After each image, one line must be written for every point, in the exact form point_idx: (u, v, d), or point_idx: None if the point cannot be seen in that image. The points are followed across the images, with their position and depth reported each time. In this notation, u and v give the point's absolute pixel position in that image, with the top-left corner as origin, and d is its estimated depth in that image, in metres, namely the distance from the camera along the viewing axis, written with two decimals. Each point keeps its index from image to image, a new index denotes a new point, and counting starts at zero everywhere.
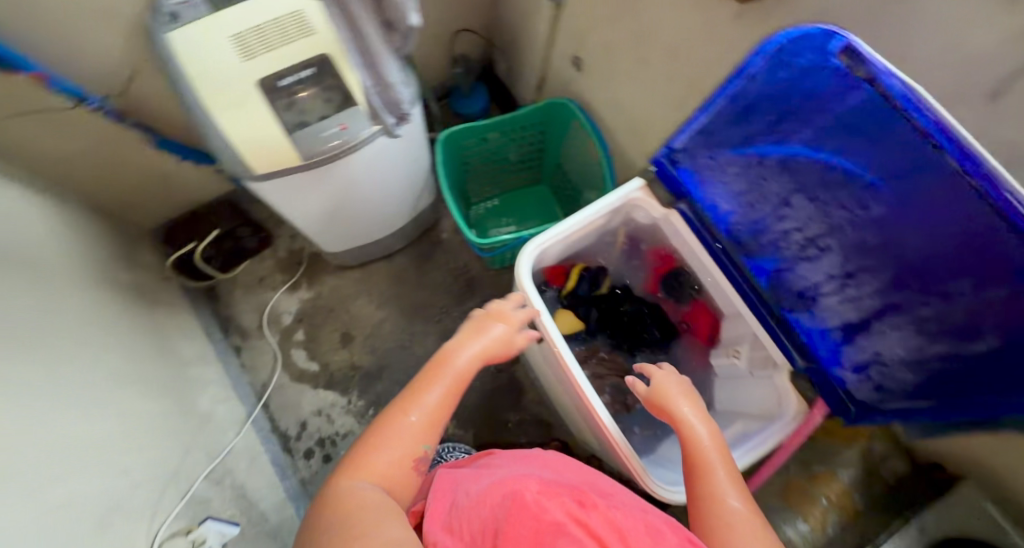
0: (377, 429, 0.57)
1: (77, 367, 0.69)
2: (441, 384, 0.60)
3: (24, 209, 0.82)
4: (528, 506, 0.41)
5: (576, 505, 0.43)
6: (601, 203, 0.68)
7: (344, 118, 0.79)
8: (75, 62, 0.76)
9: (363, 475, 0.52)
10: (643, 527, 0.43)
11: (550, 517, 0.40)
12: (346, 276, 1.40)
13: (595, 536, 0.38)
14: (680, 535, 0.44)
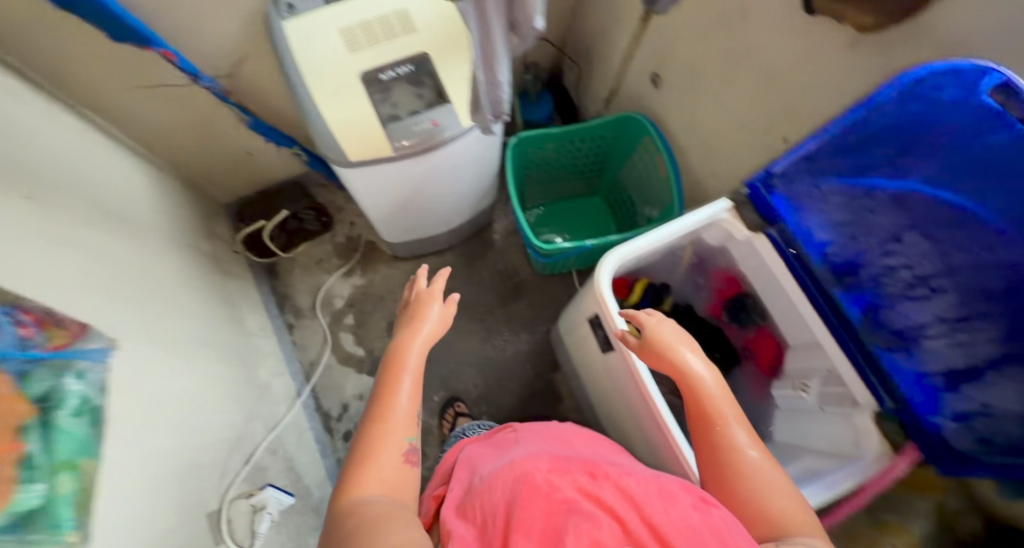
0: (365, 445, 0.59)
1: (164, 328, 0.73)
2: (405, 378, 0.66)
3: (129, 175, 0.87)
4: (539, 486, 0.43)
5: (586, 480, 0.45)
6: (685, 222, 0.68)
7: (437, 114, 0.80)
8: (193, 42, 0.81)
9: (366, 488, 0.54)
10: (656, 490, 0.43)
11: (562, 495, 0.42)
12: (398, 266, 1.43)
13: (606, 508, 0.40)
14: (692, 494, 0.43)
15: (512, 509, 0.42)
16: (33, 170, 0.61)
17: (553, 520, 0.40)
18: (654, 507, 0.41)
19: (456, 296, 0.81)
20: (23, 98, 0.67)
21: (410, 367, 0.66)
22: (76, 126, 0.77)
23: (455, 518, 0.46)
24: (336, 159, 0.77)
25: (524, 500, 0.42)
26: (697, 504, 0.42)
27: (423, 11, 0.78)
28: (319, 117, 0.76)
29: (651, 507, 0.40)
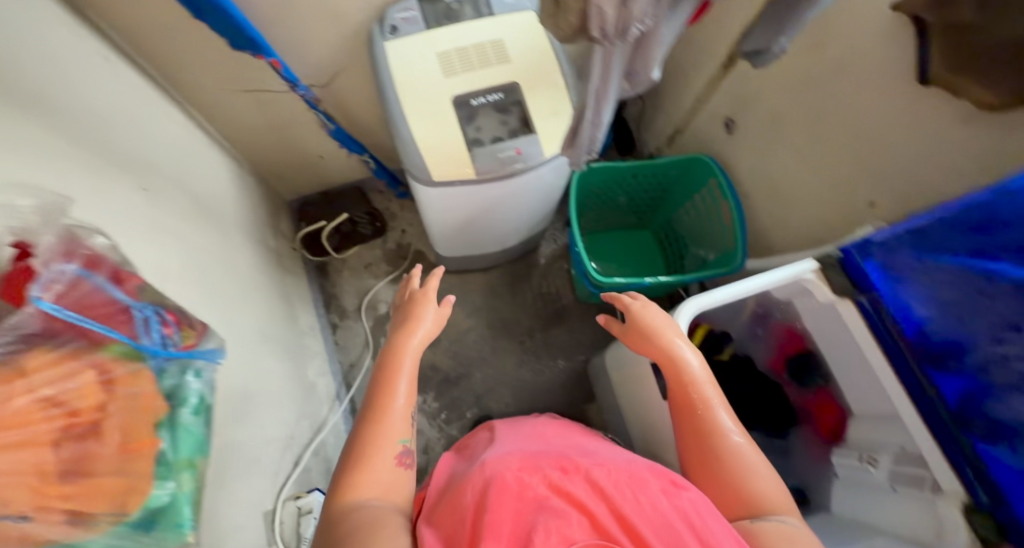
0: (364, 448, 0.61)
1: (239, 320, 0.77)
2: (401, 378, 0.69)
3: (219, 170, 0.91)
4: (508, 487, 0.47)
5: (556, 475, 0.50)
6: (768, 277, 0.66)
7: (521, 143, 0.80)
8: (297, 52, 0.84)
9: (362, 492, 0.57)
10: (626, 479, 0.50)
11: (532, 494, 0.47)
12: (444, 279, 1.45)
13: (576, 503, 0.46)
14: (662, 479, 0.51)
15: (482, 512, 0.45)
16: (147, 163, 0.64)
17: (523, 520, 0.43)
18: (624, 496, 0.47)
19: (451, 297, 0.84)
20: (145, 95, 0.72)
21: (408, 369, 0.69)
22: (180, 121, 0.81)
23: (426, 528, 0.48)
24: (420, 178, 0.79)
25: (494, 500, 0.46)
26: (667, 489, 0.49)
27: (518, 43, 0.81)
28: (409, 136, 0.78)
29: (622, 496, 0.47)
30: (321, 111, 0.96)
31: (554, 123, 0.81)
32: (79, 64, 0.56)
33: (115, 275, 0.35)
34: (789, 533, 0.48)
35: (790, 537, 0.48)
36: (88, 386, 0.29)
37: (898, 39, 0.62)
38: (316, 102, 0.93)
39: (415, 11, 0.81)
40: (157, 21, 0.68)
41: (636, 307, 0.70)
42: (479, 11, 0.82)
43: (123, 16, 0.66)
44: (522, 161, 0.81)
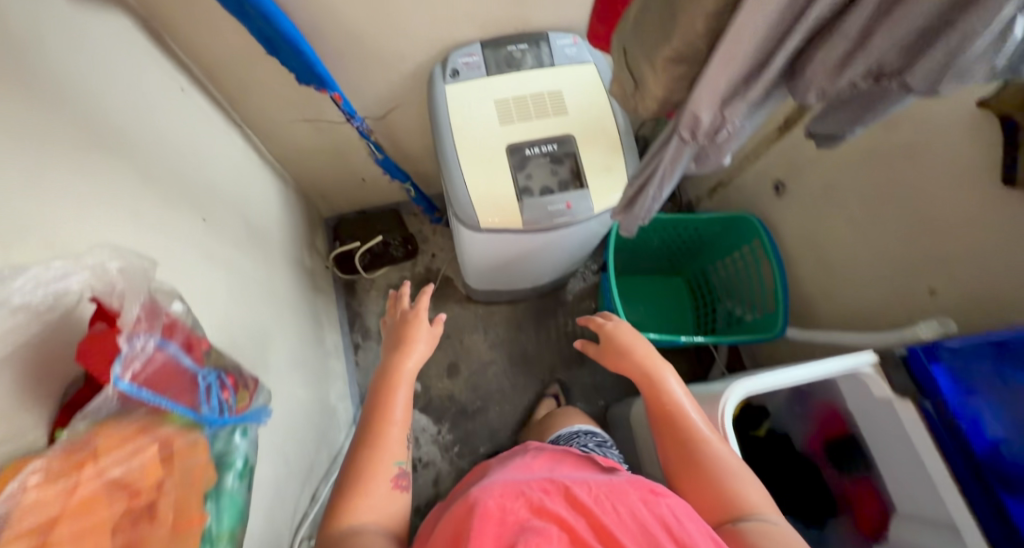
0: (359, 472, 0.60)
1: (274, 353, 0.78)
2: (397, 399, 0.69)
3: (268, 192, 0.93)
4: (491, 514, 0.42)
5: (537, 494, 0.45)
6: (825, 366, 0.63)
7: (572, 197, 0.80)
8: (357, 87, 0.86)
9: (358, 516, 0.55)
10: (605, 489, 0.47)
11: (513, 518, 0.42)
12: (469, 308, 1.45)
13: (555, 519, 0.42)
14: (640, 487, 0.48)
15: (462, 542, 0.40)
16: (206, 191, 0.65)
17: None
18: (602, 505, 0.44)
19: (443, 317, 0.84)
20: (212, 121, 0.74)
21: (403, 388, 0.69)
22: (240, 146, 0.83)
23: None
24: (466, 222, 0.79)
25: (476, 530, 0.40)
26: (646, 497, 0.46)
27: (576, 96, 0.82)
28: (460, 180, 0.78)
29: (600, 505, 0.44)
30: (372, 142, 0.96)
31: (606, 179, 0.80)
32: (154, 97, 0.58)
33: (189, 340, 0.36)
34: (770, 531, 0.46)
35: (771, 535, 0.46)
36: (149, 464, 0.28)
37: (981, 134, 0.59)
38: (369, 133, 0.94)
39: (477, 56, 0.82)
40: (232, 53, 0.70)
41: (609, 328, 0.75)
42: (539, 61, 0.83)
43: (202, 48, 0.68)
44: (569, 217, 0.80)
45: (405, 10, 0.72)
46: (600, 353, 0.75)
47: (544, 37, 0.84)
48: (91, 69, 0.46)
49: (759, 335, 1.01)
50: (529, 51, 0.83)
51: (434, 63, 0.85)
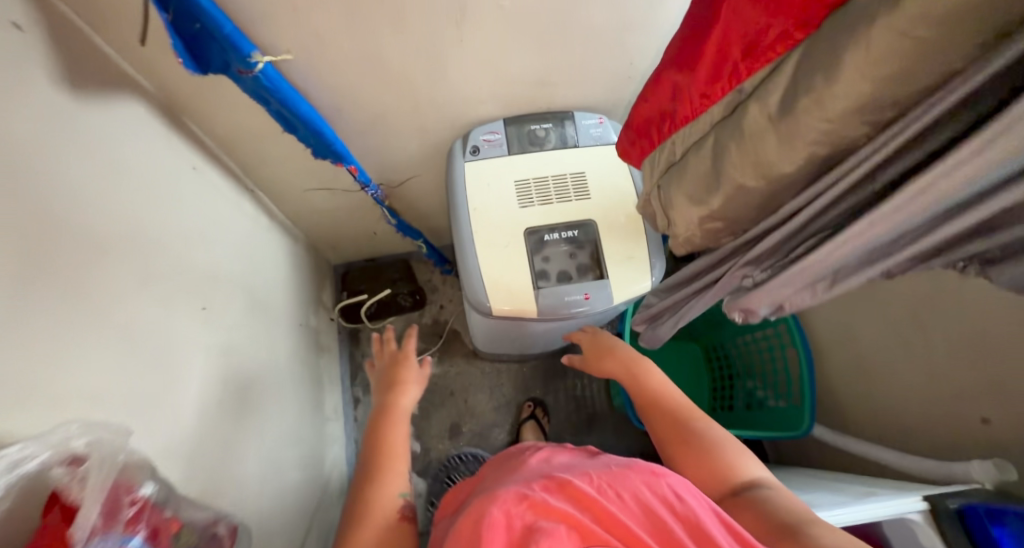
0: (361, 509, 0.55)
1: (271, 439, 0.78)
2: (397, 431, 0.67)
3: (276, 254, 0.90)
4: (495, 520, 0.38)
5: (540, 494, 0.41)
6: (874, 509, 0.56)
7: (590, 287, 0.76)
8: (375, 157, 0.84)
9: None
10: (606, 478, 0.44)
11: (521, 522, 0.38)
12: (475, 364, 1.40)
13: (562, 515, 0.39)
14: (641, 470, 0.45)
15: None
16: (206, 273, 0.63)
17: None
18: (606, 495, 0.42)
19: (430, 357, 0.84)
20: (224, 195, 0.72)
21: (399, 420, 0.69)
22: (249, 212, 0.81)
23: None
24: (477, 305, 0.75)
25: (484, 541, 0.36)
26: (648, 480, 0.43)
27: (600, 180, 0.79)
28: (474, 264, 0.75)
29: (604, 495, 0.41)
30: (386, 206, 0.94)
31: (628, 269, 0.76)
32: (161, 181, 0.56)
33: (155, 527, 0.34)
34: (785, 497, 0.45)
35: (785, 499, 0.45)
36: None
37: None
38: (383, 199, 0.91)
39: (500, 134, 0.79)
40: (250, 128, 0.69)
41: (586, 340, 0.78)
42: (563, 140, 0.80)
43: (219, 125, 0.67)
44: (586, 307, 0.76)
45: (428, 92, 0.69)
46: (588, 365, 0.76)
47: (569, 116, 0.81)
48: (97, 174, 0.44)
49: (784, 431, 0.95)
50: (553, 130, 0.80)
51: (454, 137, 0.83)
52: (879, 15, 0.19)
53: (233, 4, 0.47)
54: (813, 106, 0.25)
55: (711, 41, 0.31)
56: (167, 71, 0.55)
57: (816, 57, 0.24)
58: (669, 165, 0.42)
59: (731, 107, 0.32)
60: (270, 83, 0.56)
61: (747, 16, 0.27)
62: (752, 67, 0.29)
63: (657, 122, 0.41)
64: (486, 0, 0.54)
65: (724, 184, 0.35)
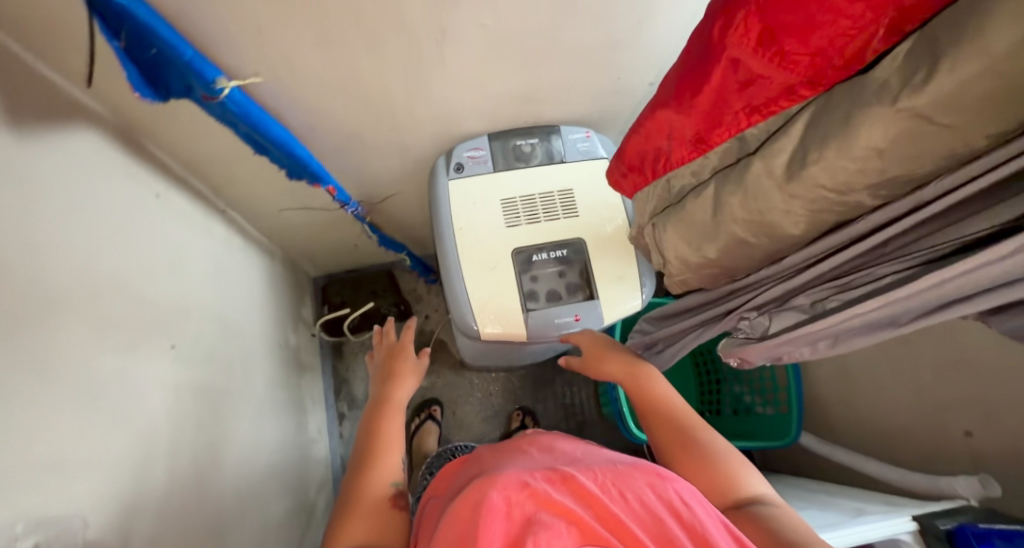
0: (354, 495, 0.53)
1: (250, 471, 0.74)
2: (392, 420, 0.65)
3: (251, 275, 0.85)
4: (494, 507, 0.35)
5: (542, 484, 0.37)
6: (868, 528, 0.56)
7: (581, 308, 0.75)
8: (354, 175, 0.80)
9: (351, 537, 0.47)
10: (611, 474, 0.40)
11: (520, 512, 0.35)
12: (463, 375, 1.37)
13: (564, 511, 0.35)
14: (646, 470, 0.41)
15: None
16: (174, 308, 0.59)
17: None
18: (611, 493, 0.38)
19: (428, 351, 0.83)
20: (192, 220, 0.67)
21: (394, 410, 0.67)
22: (221, 235, 0.76)
23: None
24: (466, 329, 0.74)
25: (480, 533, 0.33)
26: (654, 483, 0.39)
27: (588, 197, 0.77)
28: (461, 287, 0.74)
29: (609, 493, 0.38)
30: (367, 222, 0.91)
31: (617, 288, 0.76)
32: (119, 214, 0.51)
33: None
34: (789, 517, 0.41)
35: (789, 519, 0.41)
36: None
37: None
38: (364, 216, 0.88)
39: (484, 150, 0.77)
40: (219, 151, 0.65)
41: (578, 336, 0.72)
42: (549, 155, 0.78)
43: (184, 148, 0.62)
44: (578, 329, 0.75)
45: (408, 111, 0.66)
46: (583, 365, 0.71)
47: (556, 130, 0.78)
48: (40, 220, 0.39)
49: (770, 440, 0.97)
50: (539, 144, 0.78)
51: (438, 153, 0.80)
52: (904, 95, 0.18)
53: (191, 26, 0.43)
54: (824, 172, 0.23)
55: (705, 90, 0.28)
56: (122, 97, 0.50)
57: (830, 122, 0.22)
58: (665, 208, 0.41)
59: (732, 160, 0.32)
60: (238, 107, 0.52)
61: (752, 69, 0.25)
62: (755, 120, 0.28)
63: (647, 162, 0.39)
64: (468, 19, 0.50)
65: (722, 236, 0.35)
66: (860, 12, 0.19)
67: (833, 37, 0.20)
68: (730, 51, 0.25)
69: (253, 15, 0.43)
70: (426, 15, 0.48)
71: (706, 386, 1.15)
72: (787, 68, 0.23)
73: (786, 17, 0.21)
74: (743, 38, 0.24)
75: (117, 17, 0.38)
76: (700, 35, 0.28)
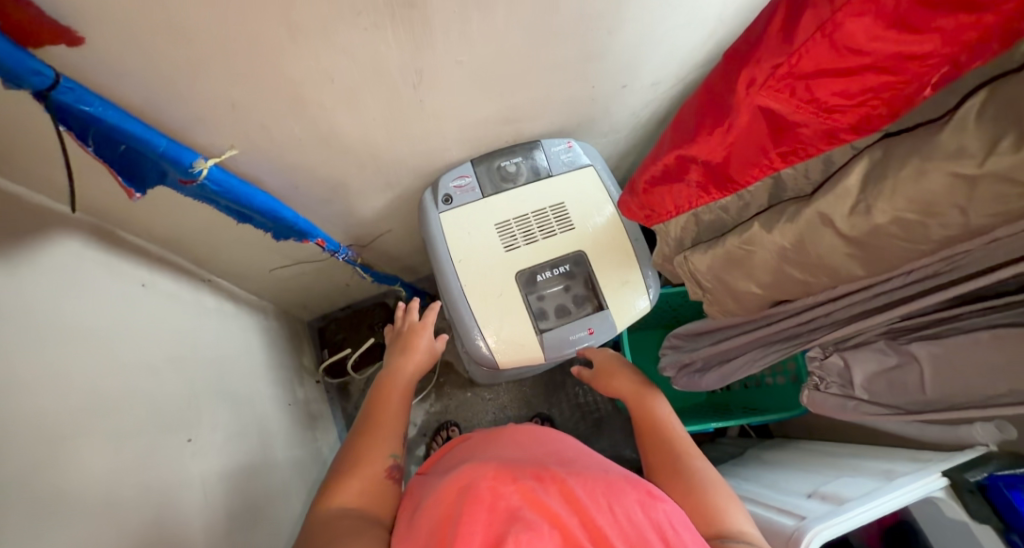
0: (350, 464, 0.55)
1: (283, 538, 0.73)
2: (394, 403, 0.66)
3: (249, 340, 0.82)
4: (480, 499, 0.39)
5: (531, 482, 0.42)
6: (901, 492, 0.57)
7: (593, 320, 0.76)
8: (341, 221, 0.78)
9: (342, 499, 0.50)
10: (602, 488, 0.43)
11: (504, 505, 0.39)
12: (475, 393, 1.36)
13: (548, 513, 0.38)
14: (638, 489, 0.44)
15: (453, 529, 0.38)
16: (183, 398, 0.56)
17: (492, 535, 0.36)
18: (597, 504, 0.41)
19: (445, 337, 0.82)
20: (183, 301, 0.65)
21: (399, 396, 0.67)
22: (213, 306, 0.73)
23: None
24: (485, 360, 0.75)
25: (465, 515, 0.38)
26: (643, 500, 0.42)
27: (583, 208, 0.77)
28: (472, 319, 0.74)
29: (596, 504, 0.41)
30: (359, 264, 0.89)
31: (624, 294, 0.77)
32: (111, 317, 0.49)
33: None
34: None
35: None
36: None
37: None
38: (355, 259, 0.86)
39: (470, 177, 0.75)
40: (201, 229, 0.62)
41: (596, 352, 0.79)
42: (536, 171, 0.77)
43: (167, 231, 0.60)
44: (593, 342, 0.77)
45: (391, 153, 0.64)
46: (594, 382, 0.76)
47: (537, 144, 0.77)
48: (20, 359, 0.37)
49: (781, 413, 0.98)
50: (524, 162, 0.76)
51: (424, 186, 0.78)
52: (990, 159, 0.26)
53: (159, 116, 0.41)
54: (895, 206, 0.32)
55: (743, 134, 0.37)
56: (92, 192, 0.47)
57: (901, 174, 0.31)
58: (695, 242, 0.56)
59: (773, 201, 0.45)
60: (218, 185, 0.50)
61: (794, 119, 0.33)
62: (794, 157, 0.36)
63: (692, 194, 0.48)
64: (442, 58, 0.48)
65: (753, 264, 0.48)
66: (909, 71, 0.26)
67: (882, 91, 0.28)
68: (767, 105, 0.33)
69: (226, 94, 0.41)
70: (401, 63, 0.45)
71: None
72: (833, 116, 0.31)
73: (832, 77, 0.29)
74: (778, 94, 0.32)
75: (81, 124, 0.37)
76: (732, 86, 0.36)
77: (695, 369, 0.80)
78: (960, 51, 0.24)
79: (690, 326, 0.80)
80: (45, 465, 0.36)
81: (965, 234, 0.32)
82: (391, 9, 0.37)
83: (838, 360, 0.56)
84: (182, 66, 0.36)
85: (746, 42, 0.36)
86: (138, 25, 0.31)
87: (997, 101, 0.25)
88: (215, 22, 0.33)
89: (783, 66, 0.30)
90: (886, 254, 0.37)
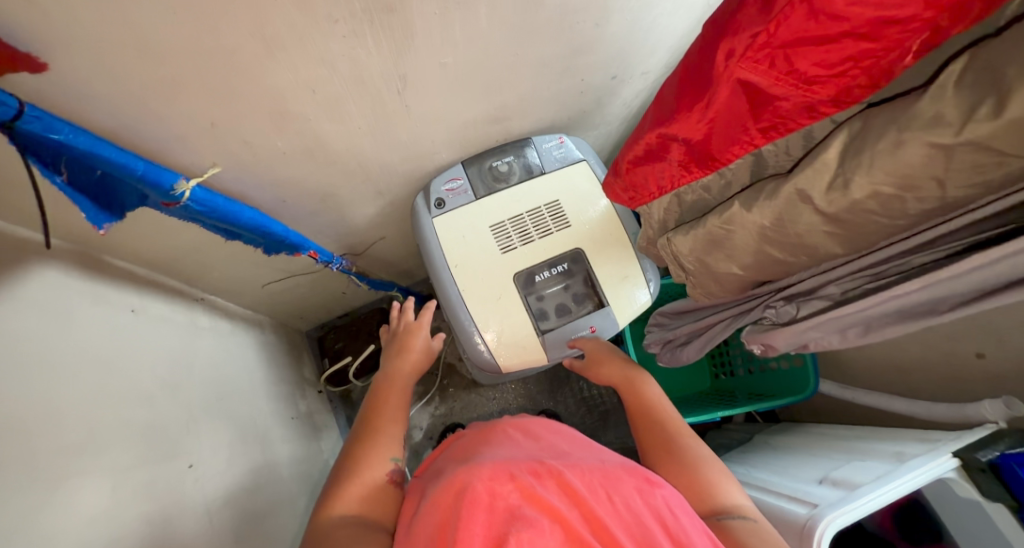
0: (348, 469, 0.54)
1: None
2: (390, 403, 0.64)
3: (248, 357, 0.81)
4: (478, 500, 0.38)
5: (529, 479, 0.41)
6: (914, 476, 0.57)
7: (595, 318, 0.76)
8: (333, 231, 0.76)
9: (339, 506, 0.49)
10: (599, 478, 0.43)
11: (504, 504, 0.38)
12: (480, 393, 1.36)
13: (547, 508, 0.38)
14: (635, 476, 0.44)
15: (451, 534, 0.36)
16: (181, 423, 0.55)
17: (493, 537, 0.35)
18: (596, 495, 0.41)
19: (441, 336, 0.80)
20: (174, 323, 0.63)
21: (394, 397, 0.66)
22: (207, 325, 0.72)
23: None
24: (485, 362, 0.75)
25: (463, 519, 0.36)
26: (641, 488, 0.42)
27: (578, 203, 0.76)
28: (468, 321, 0.73)
29: (595, 496, 0.41)
30: (353, 273, 0.88)
31: (622, 288, 0.76)
32: (102, 349, 0.48)
33: None
34: (758, 530, 0.43)
35: (755, 532, 0.43)
36: None
37: None
38: (350, 268, 0.85)
39: (461, 179, 0.74)
40: (188, 248, 0.60)
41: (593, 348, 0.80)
42: (528, 170, 0.75)
43: (151, 253, 0.58)
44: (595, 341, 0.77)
45: (379, 160, 0.62)
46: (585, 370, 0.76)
47: (528, 142, 0.76)
48: (10, 397, 0.36)
49: (789, 395, 0.95)
50: (515, 161, 0.75)
51: (415, 191, 0.77)
52: (967, 127, 0.25)
53: (134, 138, 0.40)
54: (874, 176, 0.31)
55: (723, 110, 0.36)
56: (68, 221, 0.46)
57: (878, 146, 0.30)
58: (678, 224, 0.56)
59: (754, 179, 0.44)
60: (203, 205, 0.49)
61: (773, 92, 0.32)
62: (775, 133, 0.36)
63: (678, 176, 0.47)
64: (426, 61, 0.46)
65: (733, 244, 0.48)
66: (888, 37, 0.26)
67: (862, 59, 0.27)
68: (745, 78, 0.32)
69: (202, 113, 0.40)
70: (384, 69, 0.44)
71: (717, 352, 1.17)
72: (812, 88, 0.30)
73: (810, 45, 0.27)
74: (755, 65, 0.30)
75: (53, 152, 0.35)
76: (710, 62, 0.34)
77: (677, 343, 0.81)
78: (940, 13, 0.24)
79: (672, 306, 0.83)
80: (40, 506, 0.35)
81: (946, 205, 0.32)
82: (369, 15, 0.36)
83: (790, 309, 0.54)
84: (152, 87, 0.35)
85: (723, 12, 0.34)
86: (105, 47, 0.30)
87: (975, 65, 0.24)
88: (183, 40, 0.31)
89: (761, 36, 0.28)
90: (867, 230, 0.37)
